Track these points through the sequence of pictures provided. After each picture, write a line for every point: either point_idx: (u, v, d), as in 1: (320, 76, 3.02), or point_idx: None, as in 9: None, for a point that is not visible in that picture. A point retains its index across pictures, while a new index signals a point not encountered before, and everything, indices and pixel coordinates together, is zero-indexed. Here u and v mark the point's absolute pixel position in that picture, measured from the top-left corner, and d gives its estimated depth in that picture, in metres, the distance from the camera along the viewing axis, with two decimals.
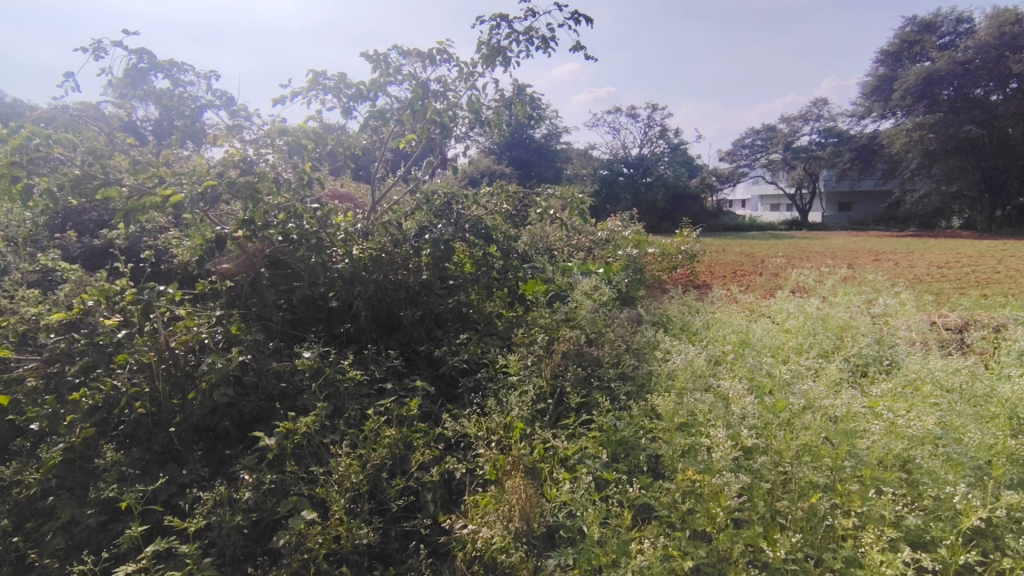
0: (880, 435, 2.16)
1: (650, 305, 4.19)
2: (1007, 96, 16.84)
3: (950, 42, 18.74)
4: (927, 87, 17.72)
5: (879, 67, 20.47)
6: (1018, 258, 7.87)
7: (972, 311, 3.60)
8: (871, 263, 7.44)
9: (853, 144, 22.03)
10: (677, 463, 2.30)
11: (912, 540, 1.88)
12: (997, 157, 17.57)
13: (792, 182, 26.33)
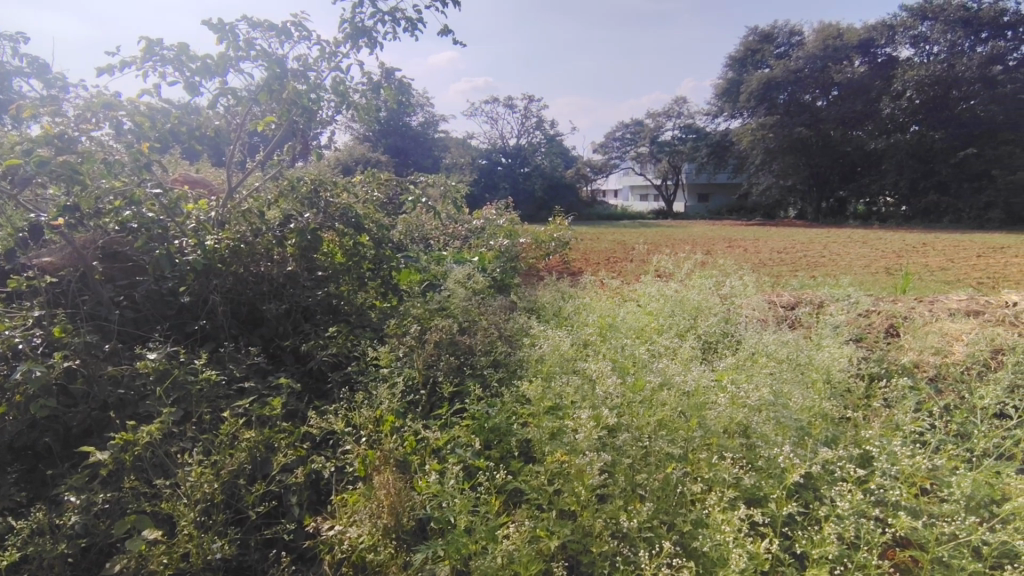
0: (723, 405, 2.36)
1: (524, 292, 4.30)
2: (830, 102, 19.29)
3: (785, 52, 21.10)
4: (766, 92, 19.98)
5: (728, 71, 22.52)
6: (840, 244, 9.05)
7: (800, 291, 4.07)
8: (722, 249, 8.17)
9: (709, 140, 24.08)
10: (546, 446, 2.37)
11: (748, 497, 2.08)
12: (822, 156, 20.01)
13: (659, 174, 28.24)
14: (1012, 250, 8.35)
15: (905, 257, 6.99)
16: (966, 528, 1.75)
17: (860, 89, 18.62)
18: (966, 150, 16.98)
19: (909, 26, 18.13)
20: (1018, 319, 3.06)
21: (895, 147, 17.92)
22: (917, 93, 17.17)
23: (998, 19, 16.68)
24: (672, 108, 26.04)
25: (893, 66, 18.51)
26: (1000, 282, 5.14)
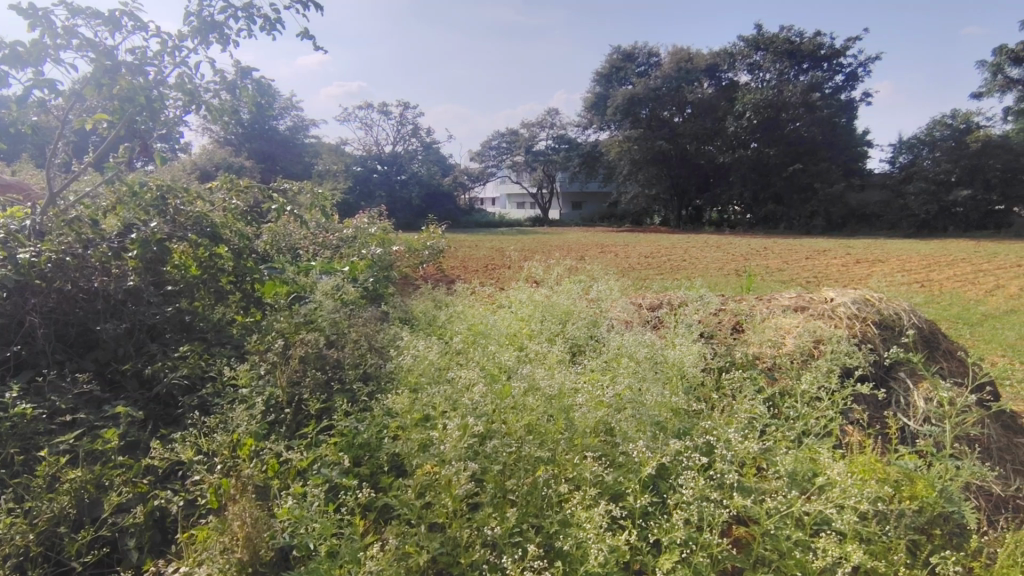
0: (587, 404, 2.45)
1: (397, 302, 4.23)
2: (685, 119, 21.06)
3: (645, 71, 22.78)
4: (630, 107, 20.91)
5: (595, 86, 23.78)
6: (697, 249, 9.92)
7: (659, 293, 4.37)
8: (594, 255, 8.63)
9: (580, 151, 25.29)
10: (414, 459, 2.32)
11: (610, 493, 2.17)
12: (680, 168, 21.78)
13: (535, 183, 29.14)
14: (832, 251, 9.63)
15: (750, 260, 7.82)
16: (788, 501, 1.96)
17: (708, 108, 20.62)
18: (795, 165, 19.36)
19: (746, 55, 20.45)
20: (835, 311, 3.38)
21: (739, 162, 20.06)
22: (755, 114, 19.06)
23: (816, 52, 19.24)
24: (545, 119, 27.03)
25: (735, 89, 20.75)
26: (822, 281, 5.92)
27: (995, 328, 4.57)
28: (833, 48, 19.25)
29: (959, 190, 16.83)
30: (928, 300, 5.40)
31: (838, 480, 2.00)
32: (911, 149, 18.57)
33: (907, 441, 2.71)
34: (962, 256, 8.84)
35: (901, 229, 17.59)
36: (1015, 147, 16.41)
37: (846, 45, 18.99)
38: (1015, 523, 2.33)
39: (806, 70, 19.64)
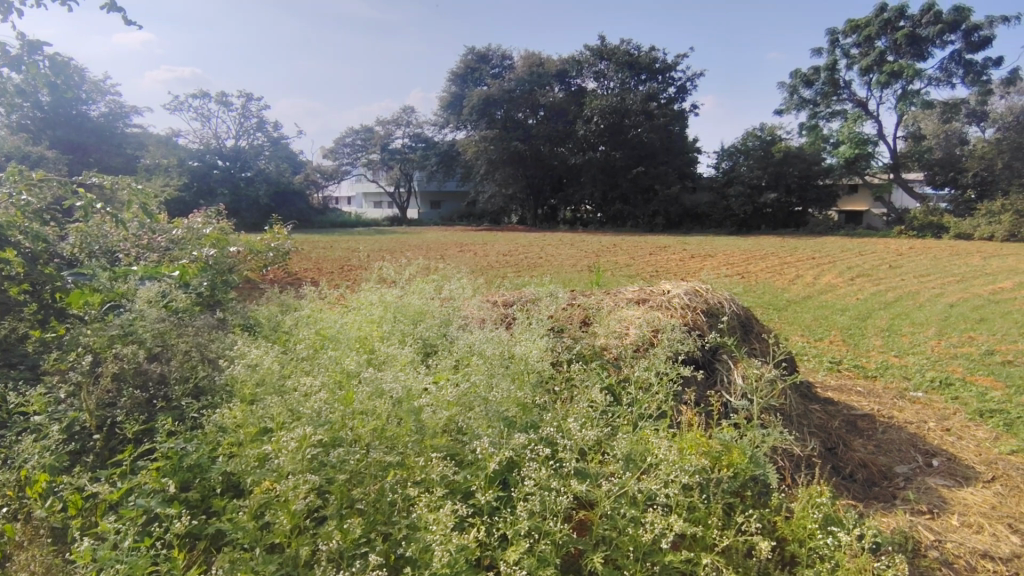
0: (436, 404, 2.39)
1: (236, 308, 3.90)
2: (537, 121, 21.87)
3: (499, 73, 23.47)
4: (485, 107, 21.47)
5: (451, 85, 23.91)
6: (550, 246, 10.41)
7: (510, 290, 4.45)
8: (454, 254, 8.63)
9: (437, 150, 25.30)
10: (248, 477, 2.12)
11: (458, 492, 2.14)
12: (535, 168, 22.54)
13: (392, 181, 28.57)
14: (671, 247, 10.57)
15: (601, 257, 8.33)
16: (624, 481, 2.08)
17: (559, 112, 21.60)
18: (638, 168, 21.04)
19: (592, 64, 21.80)
20: (671, 302, 3.58)
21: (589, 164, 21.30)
22: (601, 119, 20.33)
23: (651, 65, 21.03)
24: (400, 117, 26.63)
25: (583, 95, 21.99)
26: (661, 275, 6.47)
27: (796, 312, 5.31)
28: (665, 62, 21.18)
29: (768, 194, 19.42)
30: (745, 289, 6.14)
31: (667, 456, 2.16)
32: (731, 156, 20.91)
33: (730, 414, 2.98)
34: (772, 250, 10.16)
35: (726, 228, 19.97)
36: (807, 157, 19.38)
37: (676, 60, 20.97)
38: (811, 478, 2.68)
39: (644, 81, 21.38)
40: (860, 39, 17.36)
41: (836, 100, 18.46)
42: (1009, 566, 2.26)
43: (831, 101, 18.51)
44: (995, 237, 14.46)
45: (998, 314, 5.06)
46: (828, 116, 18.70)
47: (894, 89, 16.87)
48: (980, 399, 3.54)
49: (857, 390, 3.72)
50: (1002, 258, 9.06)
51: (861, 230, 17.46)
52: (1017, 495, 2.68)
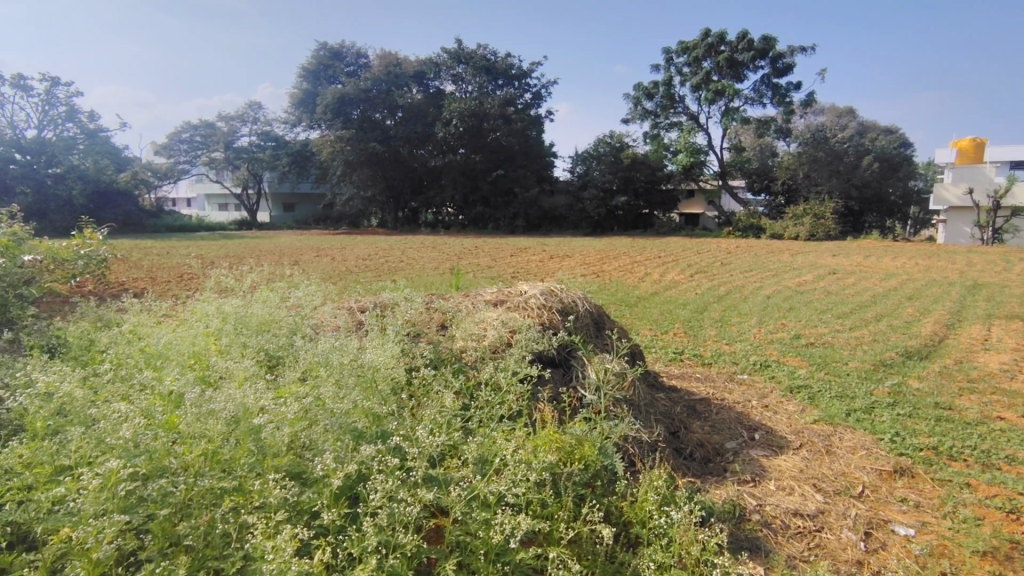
0: (276, 420, 2.20)
1: (36, 326, 3.37)
2: (395, 122, 21.29)
3: (354, 71, 22.78)
4: (341, 107, 20.44)
5: (302, 81, 22.75)
6: (414, 249, 10.32)
7: (363, 295, 4.30)
8: (309, 260, 8.20)
9: (289, 149, 23.94)
10: (42, 524, 1.79)
11: (302, 513, 1.97)
12: (394, 170, 22.00)
13: (238, 182, 26.44)
14: (531, 249, 10.94)
15: (463, 259, 8.39)
16: (475, 484, 2.03)
17: (417, 114, 21.41)
18: (497, 171, 21.55)
19: (449, 67, 21.92)
20: (527, 303, 3.52)
21: (449, 167, 21.40)
22: (460, 122, 20.46)
23: (507, 71, 21.72)
24: (247, 112, 24.81)
25: (441, 97, 22.01)
26: (520, 276, 6.64)
27: (645, 307, 5.72)
28: (521, 69, 21.97)
29: (618, 197, 20.99)
30: (598, 288, 6.51)
31: (517, 454, 2.15)
32: (584, 161, 22.21)
33: (589, 409, 2.90)
34: (624, 251, 10.91)
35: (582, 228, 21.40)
36: (651, 163, 21.06)
37: (531, 68, 21.79)
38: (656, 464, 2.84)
39: (501, 86, 21.97)
40: (690, 59, 19.25)
41: (673, 113, 20.29)
42: (815, 521, 2.59)
43: (668, 113, 20.34)
44: (799, 236, 16.81)
45: (804, 303, 5.86)
46: (667, 127, 20.50)
47: (719, 105, 18.93)
48: (791, 377, 4.06)
49: (696, 376, 4.10)
50: (807, 254, 10.54)
51: (698, 231, 19.36)
52: (819, 458, 3.10)
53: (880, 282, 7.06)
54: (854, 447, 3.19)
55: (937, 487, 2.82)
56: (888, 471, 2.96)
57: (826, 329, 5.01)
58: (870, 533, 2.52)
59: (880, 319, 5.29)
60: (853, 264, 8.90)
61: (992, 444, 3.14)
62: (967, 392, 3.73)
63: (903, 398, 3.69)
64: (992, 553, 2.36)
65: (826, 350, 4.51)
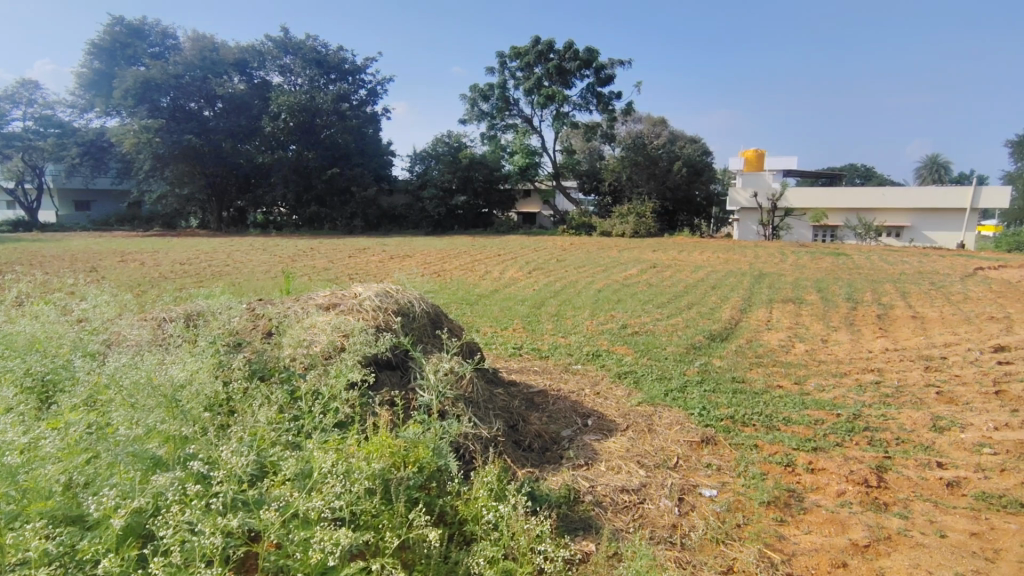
0: (39, 459, 1.83)
1: None
2: (215, 114, 19.39)
3: (159, 53, 20.01)
4: (145, 92, 17.95)
5: (94, 61, 19.85)
6: (240, 253, 9.49)
7: (170, 305, 3.83)
8: (107, 266, 7.17)
9: (79, 139, 21.00)
10: None
11: (76, 563, 1.64)
12: (216, 166, 19.95)
13: (11, 175, 22.21)
14: (372, 249, 10.64)
15: (296, 261, 7.91)
16: (291, 501, 1.85)
17: (240, 105, 19.70)
18: (332, 169, 20.57)
19: (275, 56, 20.47)
20: (361, 305, 3.38)
21: (279, 164, 19.98)
22: (290, 117, 19.28)
23: (339, 65, 21.01)
24: (19, 93, 20.97)
25: (267, 89, 20.38)
26: (358, 277, 6.43)
27: (486, 305, 5.86)
28: (354, 64, 21.36)
29: (458, 196, 21.28)
30: (440, 287, 6.53)
31: (339, 465, 2.00)
32: (423, 160, 22.23)
33: (428, 412, 2.86)
34: (465, 249, 11.13)
35: (422, 228, 21.36)
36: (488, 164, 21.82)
37: (365, 63, 21.24)
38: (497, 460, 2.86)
39: (333, 81, 21.13)
40: (522, 64, 20.09)
41: (508, 115, 21.03)
42: (637, 494, 2.82)
43: (505, 116, 21.06)
44: (625, 233, 18.37)
45: (628, 295, 6.42)
46: (503, 129, 21.25)
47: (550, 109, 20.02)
48: (619, 364, 4.41)
49: (534, 369, 4.27)
50: (630, 250, 11.63)
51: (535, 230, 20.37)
52: (642, 436, 3.38)
53: (690, 274, 7.98)
54: (670, 423, 3.53)
55: (734, 451, 3.23)
56: (697, 442, 3.32)
57: (647, 318, 5.52)
58: (682, 498, 2.81)
59: (690, 307, 5.97)
60: (667, 258, 9.99)
61: (774, 409, 3.68)
62: (755, 366, 4.35)
63: (707, 375, 4.19)
64: (775, 501, 2.76)
65: (648, 338, 4.97)
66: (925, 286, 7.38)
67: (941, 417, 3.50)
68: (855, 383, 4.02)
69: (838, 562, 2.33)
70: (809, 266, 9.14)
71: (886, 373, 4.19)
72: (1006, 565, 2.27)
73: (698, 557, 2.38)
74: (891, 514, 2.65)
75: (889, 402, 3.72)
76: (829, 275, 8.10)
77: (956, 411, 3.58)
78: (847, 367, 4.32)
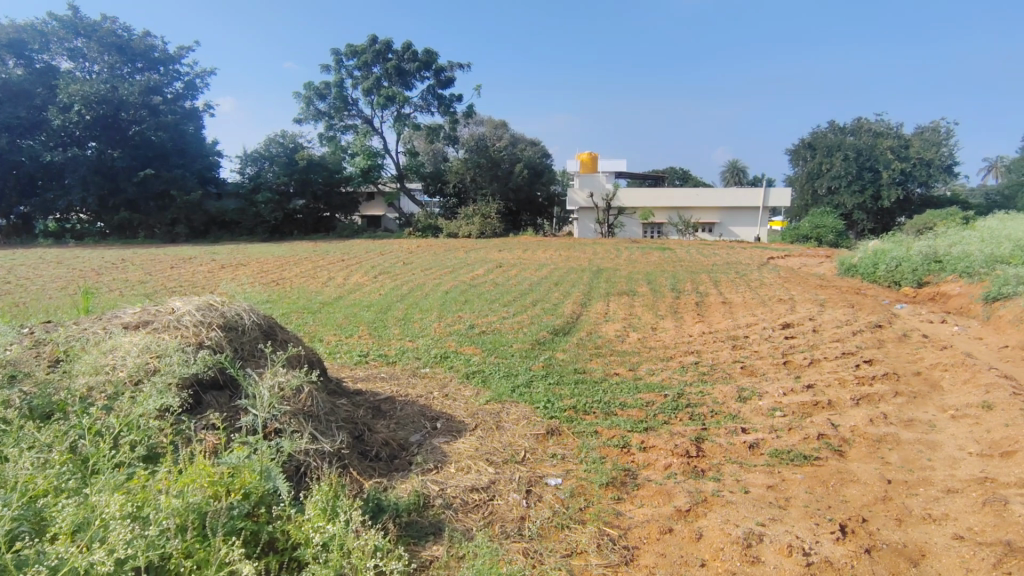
0: None
1: None
2: None
3: None
4: None
5: None
6: (28, 266, 8.11)
7: None
8: None
9: None
10: None
11: None
12: None
13: None
14: (199, 259, 9.69)
15: (100, 275, 6.94)
16: (67, 558, 1.56)
17: (18, 94, 16.76)
18: (144, 170, 18.27)
19: (64, 38, 17.55)
20: (179, 321, 3.03)
21: (75, 164, 17.25)
22: (85, 109, 16.81)
23: (147, 52, 18.69)
24: None
25: (54, 75, 17.43)
26: (177, 290, 5.81)
27: (329, 313, 5.59)
28: (166, 52, 19.15)
29: (296, 200, 20.11)
30: (277, 297, 6.10)
31: (128, 507, 1.74)
32: (254, 161, 20.49)
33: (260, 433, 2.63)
34: (306, 255, 10.55)
35: (258, 234, 19.81)
36: (328, 166, 21.01)
37: (178, 51, 19.07)
38: (343, 474, 2.72)
39: (140, 70, 18.85)
40: (359, 63, 19.53)
41: (347, 115, 20.39)
42: (486, 492, 2.86)
43: (343, 115, 20.36)
44: (471, 234, 18.71)
45: (475, 295, 6.53)
46: (341, 129, 20.52)
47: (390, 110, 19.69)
48: (467, 364, 4.46)
49: (381, 376, 4.16)
50: (477, 251, 11.83)
51: (380, 233, 19.99)
52: (490, 434, 3.44)
53: (534, 272, 8.33)
54: (517, 419, 3.65)
55: (576, 439, 3.41)
56: (543, 434, 3.46)
57: (494, 317, 5.66)
58: (530, 490, 2.90)
59: (535, 303, 6.24)
60: (513, 257, 10.35)
61: (610, 395, 3.96)
62: (595, 356, 4.66)
63: (552, 369, 4.40)
64: (613, 482, 2.97)
65: (495, 336, 5.10)
66: (732, 275, 8.45)
67: (744, 388, 4.02)
68: (678, 365, 4.47)
69: (664, 529, 2.56)
70: (639, 261, 10.02)
71: (702, 354, 4.72)
72: (794, 511, 2.65)
73: (544, 545, 2.46)
74: (707, 479, 2.98)
75: (704, 379, 4.20)
76: (655, 268, 8.95)
77: (755, 382, 4.14)
78: (671, 351, 4.80)
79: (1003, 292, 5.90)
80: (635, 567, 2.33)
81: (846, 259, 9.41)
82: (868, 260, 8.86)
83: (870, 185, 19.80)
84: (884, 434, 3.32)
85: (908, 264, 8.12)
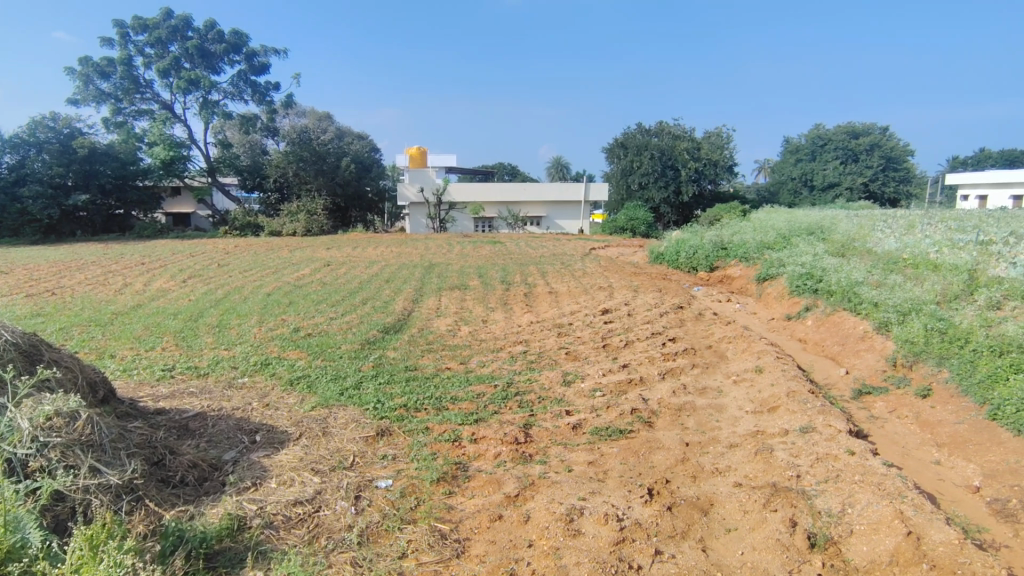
0: None
1: None
2: None
3: None
4: None
5: None
6: None
7: None
8: None
9: None
10: None
11: None
12: None
13: None
14: None
15: None
16: None
17: None
18: None
19: None
20: None
21: None
22: None
23: None
24: None
25: None
26: None
27: (123, 324, 4.88)
28: None
29: (77, 195, 17.21)
30: (51, 310, 5.17)
31: None
32: (15, 148, 16.76)
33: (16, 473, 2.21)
34: (90, 260, 9.07)
35: (25, 236, 16.83)
36: (119, 155, 18.30)
37: None
38: (135, 506, 2.38)
39: None
40: (151, 39, 17.30)
41: (139, 98, 17.96)
42: (312, 504, 2.69)
43: (133, 98, 17.89)
44: (296, 232, 17.86)
45: (300, 296, 6.15)
46: (133, 114, 18.04)
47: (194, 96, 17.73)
48: (290, 370, 4.17)
49: (189, 391, 3.72)
50: (302, 249, 11.12)
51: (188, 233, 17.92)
52: (316, 442, 3.25)
53: (363, 270, 8.06)
54: (345, 423, 3.49)
55: (406, 438, 3.36)
56: (372, 436, 3.35)
57: (320, 319, 5.38)
58: (359, 496, 2.79)
59: (364, 302, 6.04)
60: (341, 255, 9.92)
61: (442, 390, 3.97)
62: (427, 352, 4.64)
63: (382, 368, 4.29)
64: (444, 477, 2.97)
65: (322, 338, 4.84)
66: (558, 266, 8.94)
67: (568, 372, 4.29)
68: (508, 355, 4.62)
69: (494, 516, 2.62)
70: (471, 255, 10.19)
71: (531, 343, 4.93)
72: (610, 481, 2.88)
73: (372, 551, 2.38)
74: (534, 463, 3.11)
75: (532, 367, 4.40)
76: (486, 262, 9.17)
77: (578, 366, 4.42)
78: (501, 342, 4.95)
79: (770, 273, 6.99)
80: (465, 559, 2.34)
81: (655, 249, 10.48)
82: (671, 249, 9.96)
83: (671, 183, 22.22)
84: (682, 403, 3.74)
85: (702, 252, 9.27)
